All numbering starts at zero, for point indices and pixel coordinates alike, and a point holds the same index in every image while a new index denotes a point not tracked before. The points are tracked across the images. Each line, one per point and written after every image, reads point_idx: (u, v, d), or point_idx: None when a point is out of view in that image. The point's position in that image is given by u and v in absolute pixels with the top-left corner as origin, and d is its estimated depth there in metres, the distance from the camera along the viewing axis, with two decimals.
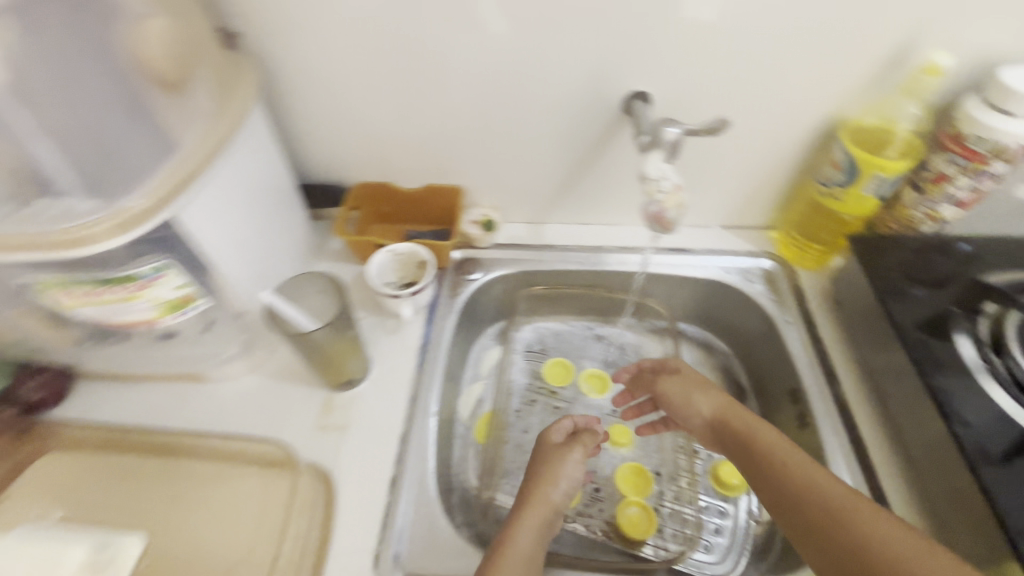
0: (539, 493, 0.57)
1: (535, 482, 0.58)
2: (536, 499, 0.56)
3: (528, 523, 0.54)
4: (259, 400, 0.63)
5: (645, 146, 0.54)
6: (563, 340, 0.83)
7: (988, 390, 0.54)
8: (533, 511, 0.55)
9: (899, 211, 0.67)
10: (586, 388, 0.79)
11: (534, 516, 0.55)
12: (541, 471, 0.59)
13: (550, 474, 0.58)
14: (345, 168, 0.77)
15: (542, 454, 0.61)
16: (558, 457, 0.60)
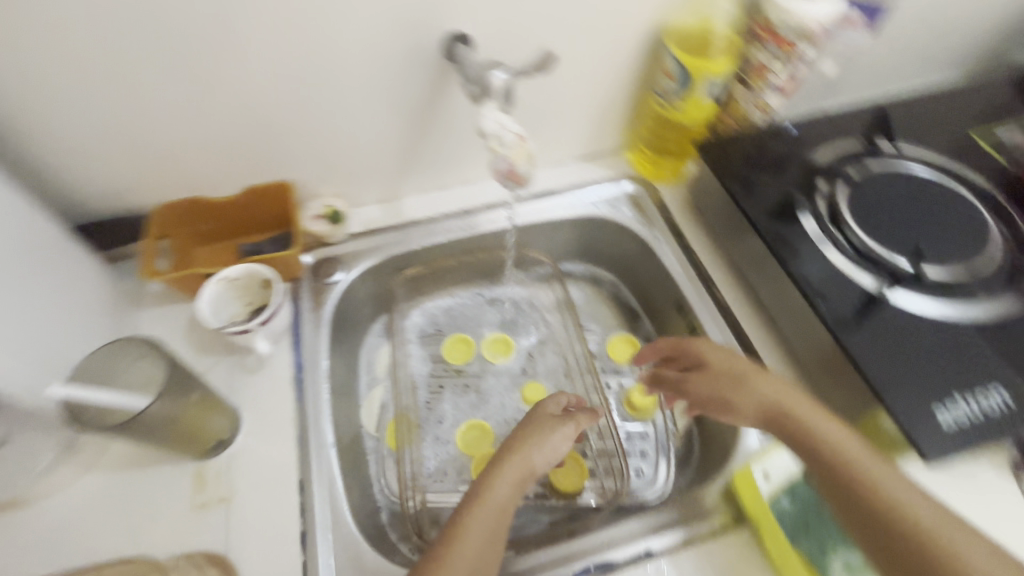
0: (523, 450, 0.52)
1: (515, 442, 0.53)
2: (519, 450, 0.52)
3: (500, 489, 0.49)
4: (112, 498, 0.52)
5: (474, 98, 0.49)
6: (452, 315, 0.78)
7: (827, 256, 0.57)
8: (516, 464, 0.51)
9: (733, 108, 0.69)
10: (490, 356, 0.75)
11: (514, 471, 0.51)
12: (523, 434, 0.54)
13: (537, 440, 0.53)
14: (135, 193, 0.63)
15: (536, 415, 0.56)
16: (549, 424, 0.55)
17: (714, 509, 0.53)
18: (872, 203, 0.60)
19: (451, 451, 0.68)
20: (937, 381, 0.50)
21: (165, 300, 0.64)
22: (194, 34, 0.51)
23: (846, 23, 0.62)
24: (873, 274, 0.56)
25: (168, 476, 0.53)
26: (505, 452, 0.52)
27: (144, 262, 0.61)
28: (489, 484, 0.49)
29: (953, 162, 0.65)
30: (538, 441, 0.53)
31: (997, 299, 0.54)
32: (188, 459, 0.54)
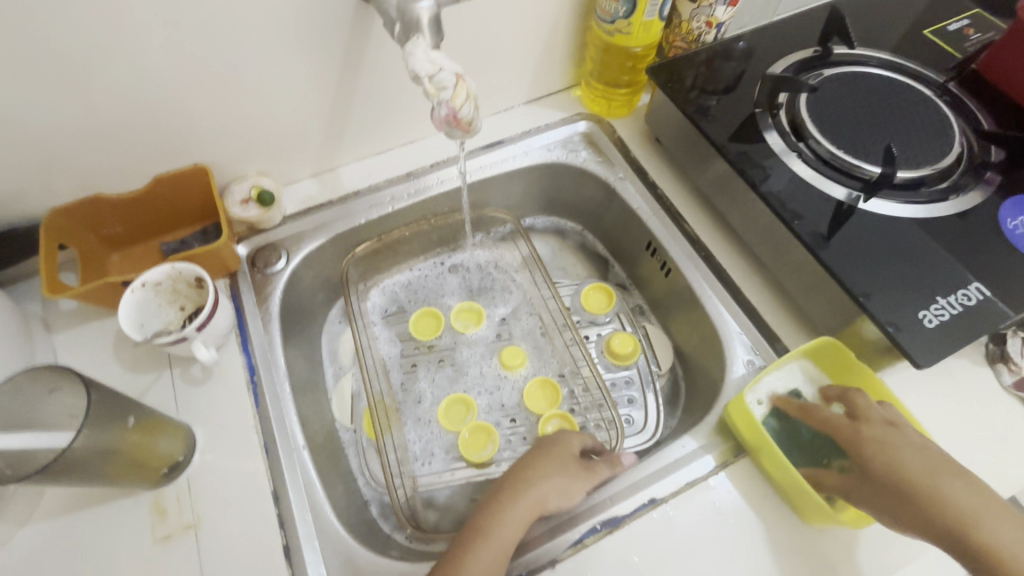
0: (531, 484, 0.49)
1: (523, 476, 0.50)
2: (531, 482, 0.49)
3: (505, 531, 0.46)
4: (60, 547, 0.46)
5: (400, 39, 0.42)
6: (414, 289, 0.73)
7: (794, 170, 0.55)
8: (524, 499, 0.48)
9: (681, 27, 0.64)
10: (461, 326, 0.70)
11: (523, 510, 0.47)
12: (534, 468, 0.50)
13: (554, 479, 0.49)
14: (22, 200, 0.54)
15: (552, 449, 0.52)
16: (560, 459, 0.51)
17: (711, 446, 0.52)
18: (832, 111, 0.58)
19: (435, 430, 0.64)
20: (916, 284, 0.49)
21: (84, 318, 0.56)
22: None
23: None
24: (843, 183, 0.54)
25: (122, 512, 0.47)
26: (517, 483, 0.49)
27: (45, 278, 0.52)
28: (495, 518, 0.46)
29: (906, 60, 0.63)
30: (555, 481, 0.49)
31: (962, 193, 0.54)
32: (142, 489, 0.48)
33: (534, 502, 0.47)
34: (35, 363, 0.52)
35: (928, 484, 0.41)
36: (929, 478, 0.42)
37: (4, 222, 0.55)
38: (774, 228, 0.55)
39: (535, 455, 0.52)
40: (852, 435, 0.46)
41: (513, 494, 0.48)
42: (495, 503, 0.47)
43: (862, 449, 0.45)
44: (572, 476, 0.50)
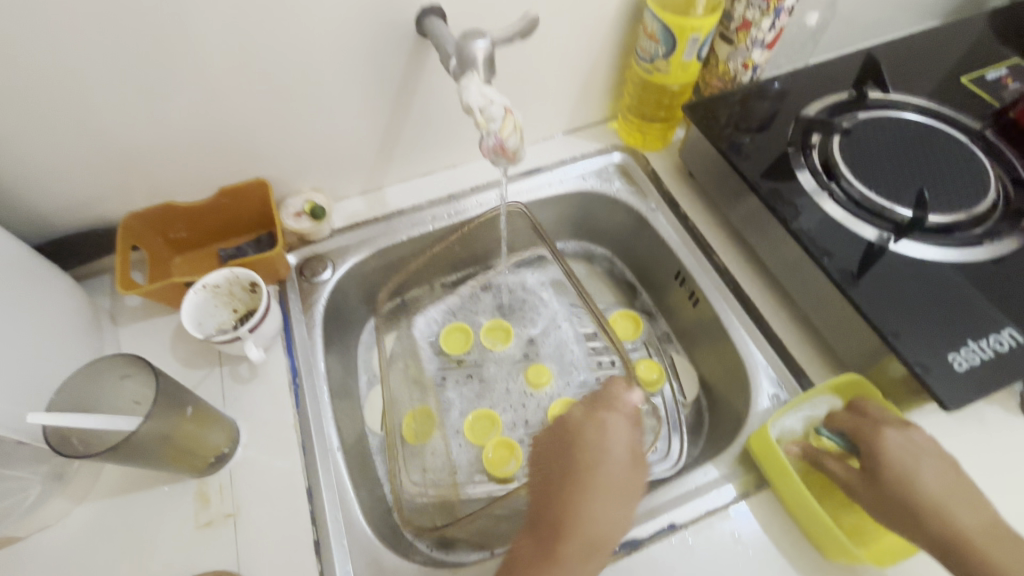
0: (580, 508, 0.46)
1: (575, 494, 0.47)
2: (583, 506, 0.46)
3: (556, 559, 0.44)
4: (112, 525, 0.49)
5: (456, 73, 0.46)
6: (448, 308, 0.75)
7: (825, 208, 0.56)
8: (607, 512, 0.46)
9: (719, 67, 0.67)
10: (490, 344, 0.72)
11: (611, 521, 0.46)
12: (586, 485, 0.47)
13: (604, 504, 0.47)
14: (104, 205, 0.59)
15: (593, 444, 0.50)
16: (610, 474, 0.48)
17: (732, 475, 0.53)
18: (865, 153, 0.59)
19: (460, 442, 0.66)
20: (947, 326, 0.49)
21: (147, 314, 0.61)
22: (148, 27, 0.48)
23: None
24: (874, 224, 0.55)
25: (169, 497, 0.51)
26: (567, 508, 0.46)
27: (119, 275, 0.57)
28: (591, 542, 0.45)
29: (942, 106, 0.64)
30: (625, 482, 0.48)
31: (997, 239, 0.54)
32: (188, 477, 0.51)
33: (618, 510, 0.47)
34: (102, 352, 0.56)
35: (939, 506, 0.43)
36: (937, 501, 0.43)
37: (86, 224, 0.60)
38: (805, 263, 0.56)
39: (582, 456, 0.49)
40: (874, 433, 0.47)
41: (589, 509, 0.46)
42: (572, 519, 0.46)
43: (884, 451, 0.46)
44: (637, 469, 0.49)
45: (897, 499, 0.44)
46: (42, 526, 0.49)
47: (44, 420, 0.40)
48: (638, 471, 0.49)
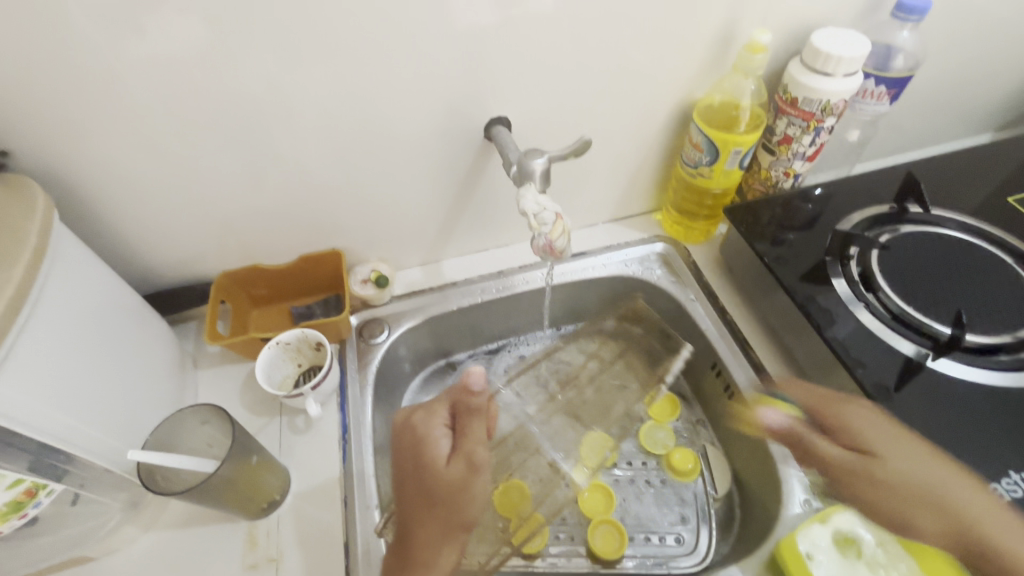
0: (429, 522, 0.52)
1: (424, 509, 0.53)
2: (428, 521, 0.52)
3: (429, 557, 0.51)
4: (171, 556, 0.54)
5: (516, 181, 0.53)
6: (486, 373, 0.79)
7: (861, 319, 0.58)
8: (436, 518, 0.52)
9: (761, 173, 0.72)
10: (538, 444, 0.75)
11: (453, 520, 0.53)
12: (431, 502, 0.53)
13: (436, 524, 0.52)
14: (203, 265, 0.68)
15: (430, 459, 0.54)
16: (449, 492, 0.53)
17: None
18: (904, 267, 0.61)
19: None
20: (983, 453, 0.49)
21: (224, 361, 0.68)
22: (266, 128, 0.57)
23: (870, 95, 0.65)
24: (912, 339, 0.56)
25: (222, 534, 0.55)
26: (424, 521, 0.52)
27: (208, 326, 0.65)
28: (425, 540, 0.52)
29: (987, 225, 0.65)
30: (452, 491, 0.53)
31: None
32: (241, 519, 0.56)
33: (453, 508, 0.53)
34: (183, 393, 0.63)
35: (933, 494, 0.48)
36: (927, 490, 0.48)
37: (186, 279, 0.69)
38: (839, 372, 0.57)
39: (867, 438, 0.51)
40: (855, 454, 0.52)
41: (438, 505, 0.53)
42: (417, 521, 0.52)
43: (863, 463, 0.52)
44: (477, 480, 0.55)
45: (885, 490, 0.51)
46: (112, 550, 0.54)
47: (139, 458, 0.47)
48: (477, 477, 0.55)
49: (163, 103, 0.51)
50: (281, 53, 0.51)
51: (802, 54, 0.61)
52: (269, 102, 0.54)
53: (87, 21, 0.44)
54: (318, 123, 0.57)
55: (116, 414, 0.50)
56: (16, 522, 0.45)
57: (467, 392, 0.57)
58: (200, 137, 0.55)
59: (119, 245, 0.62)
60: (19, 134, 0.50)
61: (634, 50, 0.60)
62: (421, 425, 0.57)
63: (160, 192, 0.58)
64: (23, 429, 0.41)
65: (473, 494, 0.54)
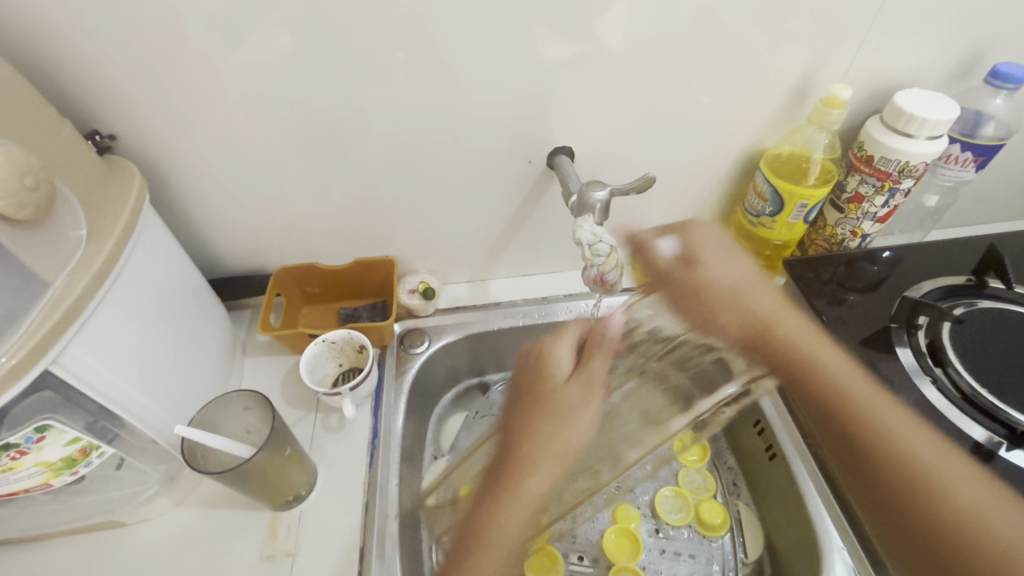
0: (542, 439, 0.52)
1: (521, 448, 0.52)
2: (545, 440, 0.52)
3: (510, 516, 0.49)
4: (196, 534, 0.56)
5: (575, 211, 0.54)
6: None
7: (926, 394, 0.54)
8: (568, 426, 0.54)
9: (827, 230, 0.69)
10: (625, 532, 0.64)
11: (562, 410, 0.54)
12: (542, 413, 0.54)
13: (570, 431, 0.54)
14: (267, 259, 0.72)
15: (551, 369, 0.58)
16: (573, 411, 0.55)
17: None
18: (980, 346, 0.57)
19: None
20: None
21: (271, 352, 0.71)
22: (341, 139, 0.60)
23: (955, 160, 0.63)
24: (984, 424, 0.52)
25: (248, 520, 0.57)
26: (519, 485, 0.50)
27: (262, 317, 0.68)
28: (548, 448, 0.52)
29: None
30: (555, 406, 0.54)
31: None
32: (267, 508, 0.57)
33: (581, 405, 0.56)
34: (230, 377, 0.66)
35: (811, 357, 0.54)
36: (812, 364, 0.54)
37: (249, 270, 0.73)
38: None
39: (754, 317, 0.58)
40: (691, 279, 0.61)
41: (547, 434, 0.53)
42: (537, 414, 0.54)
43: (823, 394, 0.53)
44: (559, 394, 0.56)
45: (798, 374, 0.54)
46: (145, 519, 0.56)
47: (186, 434, 0.49)
48: (567, 390, 0.56)
49: (256, 105, 0.55)
50: (369, 69, 0.54)
51: (883, 112, 0.60)
52: (348, 114, 0.57)
53: (202, 25, 0.48)
54: (392, 137, 0.60)
55: (170, 387, 0.53)
56: (68, 478, 0.49)
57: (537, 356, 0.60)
58: (283, 140, 0.59)
59: (195, 230, 0.67)
60: (128, 122, 0.54)
61: (706, 94, 0.60)
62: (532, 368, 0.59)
63: (239, 185, 0.62)
64: (91, 390, 0.44)
65: (587, 410, 0.56)
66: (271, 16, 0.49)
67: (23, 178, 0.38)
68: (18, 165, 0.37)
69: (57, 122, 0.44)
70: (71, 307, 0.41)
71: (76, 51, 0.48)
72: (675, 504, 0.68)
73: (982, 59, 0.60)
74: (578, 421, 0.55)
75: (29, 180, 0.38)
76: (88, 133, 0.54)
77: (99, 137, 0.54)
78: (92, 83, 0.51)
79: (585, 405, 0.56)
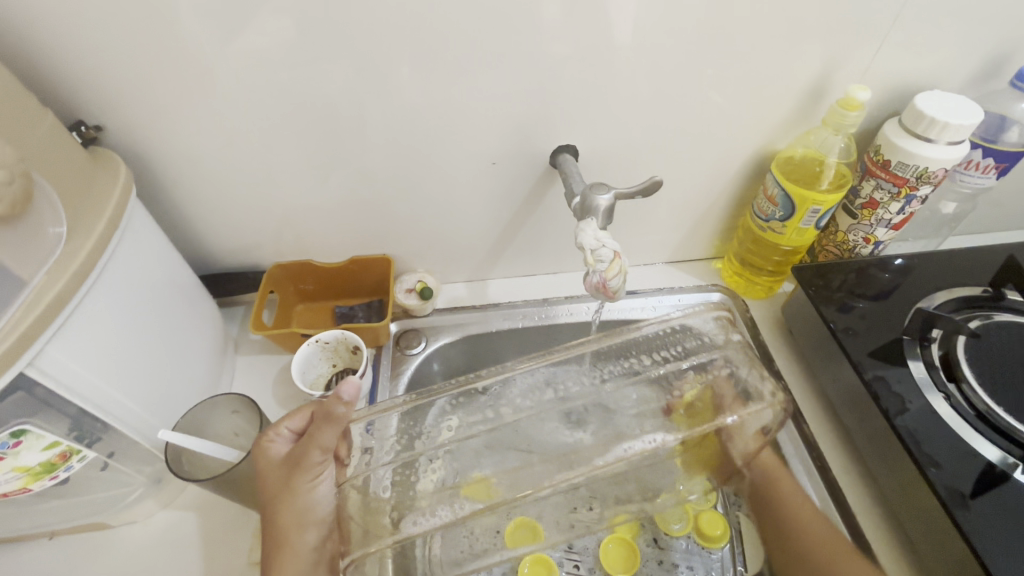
0: (274, 506, 0.50)
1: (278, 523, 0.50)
2: (275, 500, 0.50)
3: None
4: (183, 537, 0.55)
5: (578, 214, 0.53)
6: None
7: (939, 411, 0.52)
8: (300, 528, 0.50)
9: (838, 236, 0.67)
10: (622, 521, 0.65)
11: (288, 491, 0.50)
12: (271, 496, 0.50)
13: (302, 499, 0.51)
14: (260, 255, 0.70)
15: (264, 465, 0.51)
16: (286, 477, 0.51)
17: None
18: (997, 362, 0.54)
19: None
20: None
21: (265, 351, 0.70)
22: (334, 135, 0.57)
23: (975, 166, 0.60)
24: (998, 443, 0.50)
25: (236, 524, 0.56)
26: (270, 497, 0.51)
27: (254, 315, 0.66)
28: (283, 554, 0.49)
29: None
30: (275, 481, 0.51)
31: None
32: (255, 513, 0.56)
33: (293, 488, 0.50)
34: (221, 376, 0.65)
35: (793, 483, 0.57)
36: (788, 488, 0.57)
37: (243, 266, 0.72)
38: (909, 469, 0.51)
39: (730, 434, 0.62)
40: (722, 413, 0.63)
41: (289, 536, 0.50)
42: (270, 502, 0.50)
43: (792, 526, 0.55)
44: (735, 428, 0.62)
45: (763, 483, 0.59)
46: (131, 521, 0.55)
47: (170, 438, 0.47)
48: (303, 472, 0.51)
49: (247, 98, 0.53)
50: (365, 62, 0.51)
51: (902, 115, 0.57)
52: (342, 109, 0.55)
53: (191, 12, 0.46)
54: (385, 133, 0.58)
55: (157, 389, 0.52)
56: (48, 482, 0.47)
57: (334, 401, 0.48)
58: (275, 134, 0.57)
59: (187, 224, 0.65)
60: (116, 113, 0.52)
61: (715, 93, 0.58)
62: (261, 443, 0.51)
63: (232, 180, 0.60)
64: (70, 393, 0.43)
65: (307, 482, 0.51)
66: (262, 4, 0.46)
67: None
68: None
69: (37, 113, 0.43)
70: (48, 307, 0.40)
71: (60, 38, 0.46)
72: (674, 513, 0.66)
73: (1007, 60, 0.58)
74: (309, 500, 0.51)
75: (3, 174, 0.36)
76: (73, 123, 0.52)
77: (85, 128, 0.52)
78: (75, 71, 0.49)
79: (305, 483, 0.51)
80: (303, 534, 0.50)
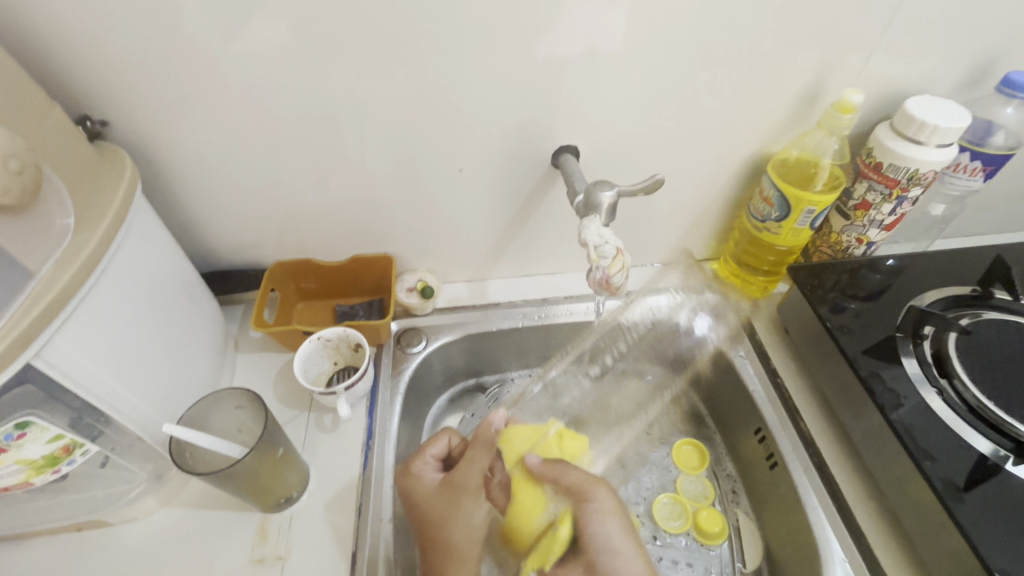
0: (438, 534, 0.51)
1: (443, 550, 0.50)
2: (438, 525, 0.51)
3: None
4: (183, 534, 0.54)
5: (581, 211, 0.54)
6: None
7: (932, 406, 0.54)
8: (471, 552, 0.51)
9: (831, 237, 0.69)
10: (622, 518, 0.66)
11: (458, 513, 0.51)
12: (434, 524, 0.51)
13: (467, 523, 0.51)
14: (261, 254, 0.70)
15: (422, 495, 0.53)
16: (450, 505, 0.51)
17: None
18: (987, 358, 0.56)
19: None
20: None
21: (265, 349, 0.70)
22: (338, 134, 0.58)
23: (963, 169, 0.62)
24: (989, 436, 0.51)
25: (237, 521, 0.55)
26: (433, 523, 0.51)
27: (255, 313, 0.66)
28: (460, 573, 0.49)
29: None
30: (442, 508, 0.52)
31: None
32: (256, 510, 0.56)
33: (460, 508, 0.51)
34: (221, 373, 0.65)
35: None
36: None
37: (243, 265, 0.72)
38: (905, 462, 0.52)
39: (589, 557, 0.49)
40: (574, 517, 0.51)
41: (461, 551, 0.50)
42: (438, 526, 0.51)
43: None
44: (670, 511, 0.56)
45: None
46: (130, 519, 0.55)
47: (175, 432, 0.47)
48: (463, 497, 0.52)
49: (252, 95, 0.53)
50: (371, 62, 0.52)
51: (894, 119, 0.59)
52: (346, 107, 0.56)
53: (200, 10, 0.47)
54: (390, 132, 0.59)
55: (160, 385, 0.52)
56: (50, 476, 0.47)
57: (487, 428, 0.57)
58: (279, 132, 0.57)
59: (189, 221, 0.65)
60: (121, 108, 0.53)
61: (715, 96, 0.59)
62: (413, 471, 0.55)
63: (235, 178, 0.61)
64: (76, 386, 0.43)
65: (472, 509, 0.52)
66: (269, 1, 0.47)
67: (7, 163, 0.36)
68: (2, 149, 0.36)
69: (46, 106, 0.43)
70: (55, 299, 0.40)
71: (70, 33, 0.47)
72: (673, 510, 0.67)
73: (993, 68, 0.60)
74: (473, 522, 0.52)
75: (14, 165, 0.36)
76: (79, 118, 0.52)
77: (91, 123, 0.52)
78: (83, 66, 0.49)
79: (469, 503, 0.52)
80: (473, 556, 0.51)
